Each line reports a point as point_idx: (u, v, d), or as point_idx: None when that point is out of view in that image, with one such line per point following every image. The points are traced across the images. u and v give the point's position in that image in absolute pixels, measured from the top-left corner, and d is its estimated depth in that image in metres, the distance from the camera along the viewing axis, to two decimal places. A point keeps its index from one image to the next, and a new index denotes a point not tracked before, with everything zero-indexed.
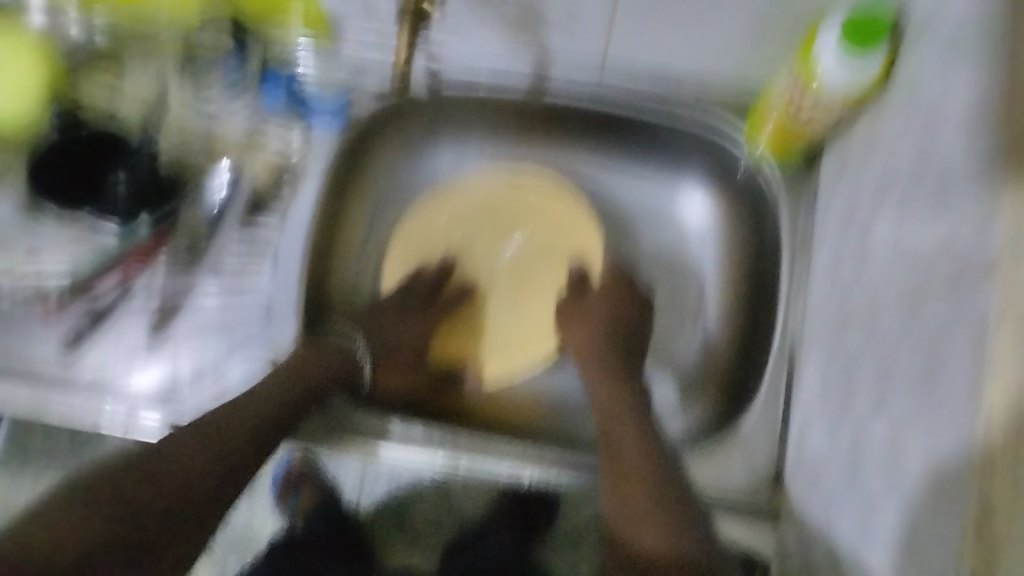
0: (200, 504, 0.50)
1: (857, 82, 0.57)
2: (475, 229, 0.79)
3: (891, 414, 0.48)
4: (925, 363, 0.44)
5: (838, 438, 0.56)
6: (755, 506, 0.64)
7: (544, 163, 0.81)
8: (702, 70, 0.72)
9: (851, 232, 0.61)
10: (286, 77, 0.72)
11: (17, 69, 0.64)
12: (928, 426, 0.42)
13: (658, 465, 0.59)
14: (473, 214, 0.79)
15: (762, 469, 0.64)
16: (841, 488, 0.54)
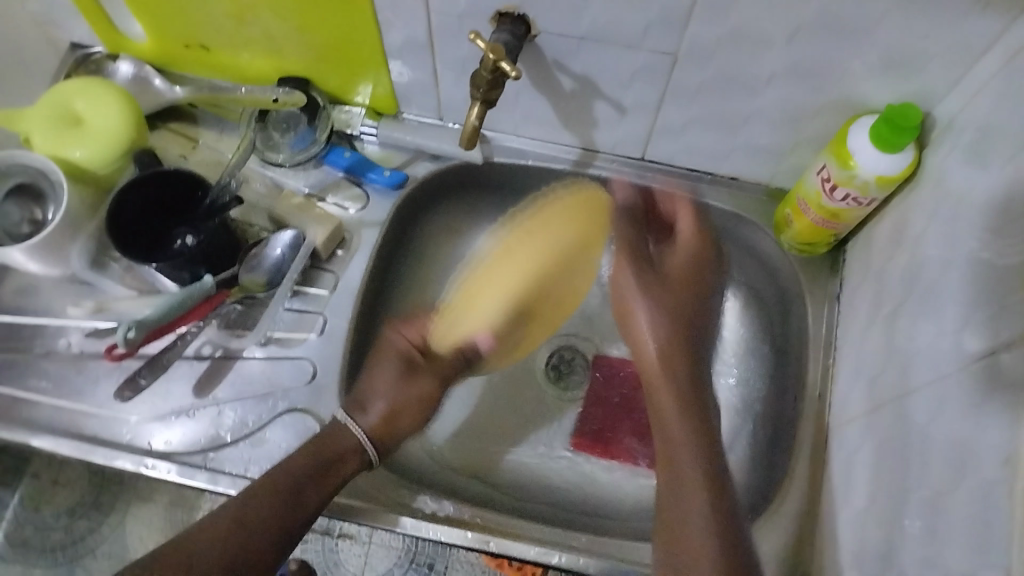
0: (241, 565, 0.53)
1: (885, 178, 0.61)
2: (502, 289, 0.72)
3: (935, 497, 0.50)
4: (976, 447, 0.47)
5: (876, 523, 0.57)
6: None
7: None
8: (735, 171, 0.77)
9: (878, 325, 0.64)
10: (349, 150, 0.77)
11: (104, 133, 0.69)
12: (989, 506, 0.44)
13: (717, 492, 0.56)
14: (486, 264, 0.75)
15: (793, 556, 0.65)
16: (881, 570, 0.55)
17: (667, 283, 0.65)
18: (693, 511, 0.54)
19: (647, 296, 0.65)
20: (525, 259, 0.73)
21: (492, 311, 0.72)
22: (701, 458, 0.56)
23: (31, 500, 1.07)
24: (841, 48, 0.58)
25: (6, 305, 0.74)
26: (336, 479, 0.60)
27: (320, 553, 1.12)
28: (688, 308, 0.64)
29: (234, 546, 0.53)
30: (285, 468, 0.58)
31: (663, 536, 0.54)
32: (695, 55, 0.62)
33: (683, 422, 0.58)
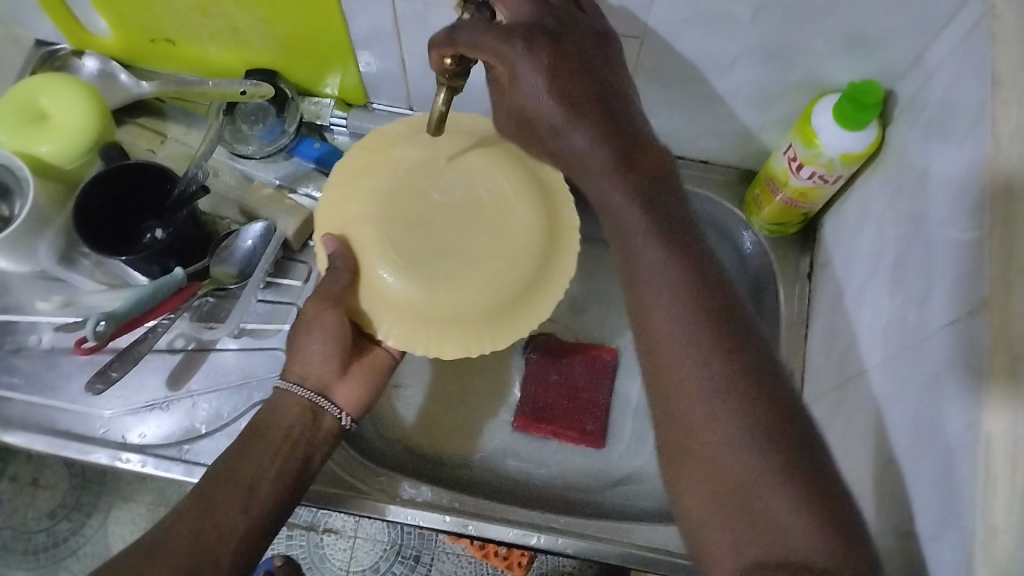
0: (219, 545, 0.52)
1: (848, 155, 0.62)
2: (390, 193, 0.58)
3: (903, 456, 0.51)
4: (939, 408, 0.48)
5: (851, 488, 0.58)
6: None
7: None
8: (704, 153, 0.77)
9: (848, 299, 0.66)
10: (319, 141, 0.77)
11: (70, 126, 0.68)
12: (947, 457, 0.45)
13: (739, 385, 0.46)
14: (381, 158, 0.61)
15: None
16: None
17: (556, 38, 0.54)
18: (661, 271, 0.52)
19: (531, 54, 0.53)
20: (406, 164, 0.60)
21: (388, 218, 0.58)
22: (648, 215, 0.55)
23: (11, 502, 1.06)
24: (802, 27, 0.59)
25: None
26: (281, 435, 0.57)
27: (306, 549, 1.13)
28: (574, 86, 0.55)
29: (190, 530, 0.51)
30: (234, 452, 0.57)
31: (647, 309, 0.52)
32: (660, 36, 0.62)
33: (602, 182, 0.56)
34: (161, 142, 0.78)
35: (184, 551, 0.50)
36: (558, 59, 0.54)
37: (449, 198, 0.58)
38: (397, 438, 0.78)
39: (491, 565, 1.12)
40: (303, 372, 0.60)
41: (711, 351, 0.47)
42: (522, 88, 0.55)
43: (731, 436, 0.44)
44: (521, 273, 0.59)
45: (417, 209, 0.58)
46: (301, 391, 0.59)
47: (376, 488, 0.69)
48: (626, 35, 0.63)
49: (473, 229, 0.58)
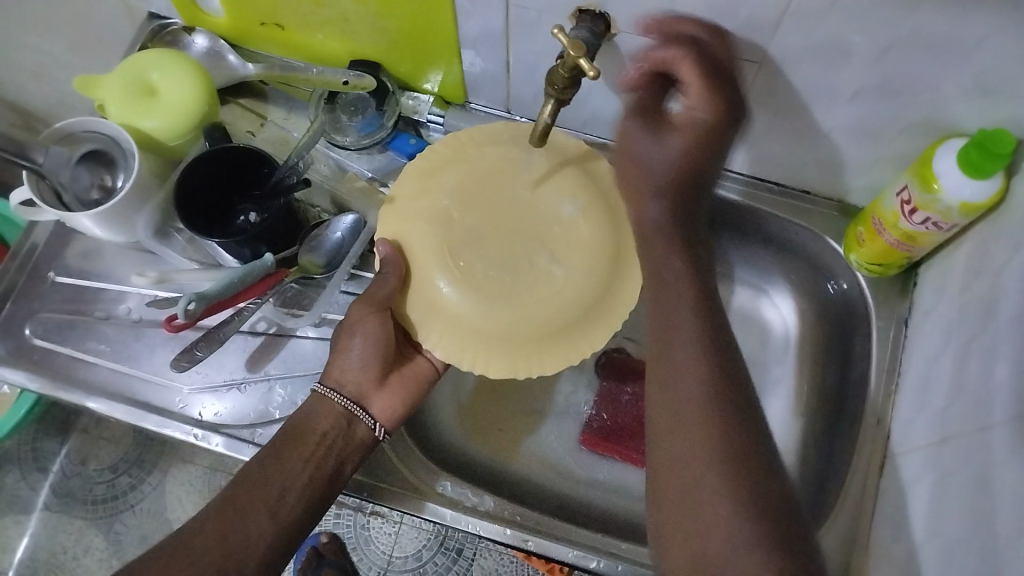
0: (244, 553, 0.52)
1: (969, 205, 0.59)
2: (456, 203, 0.57)
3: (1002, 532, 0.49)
4: None
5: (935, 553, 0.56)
6: None
7: None
8: (807, 183, 0.74)
9: (951, 353, 0.63)
10: (416, 138, 0.77)
11: (177, 105, 0.69)
12: None
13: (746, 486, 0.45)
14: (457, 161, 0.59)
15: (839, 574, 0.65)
16: None
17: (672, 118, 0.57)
18: (695, 367, 0.51)
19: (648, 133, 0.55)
20: (480, 171, 0.58)
21: (450, 228, 0.56)
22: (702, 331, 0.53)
23: (78, 452, 1.09)
24: (935, 68, 0.56)
25: (70, 267, 0.75)
26: (314, 441, 0.58)
27: (351, 530, 1.14)
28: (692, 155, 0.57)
29: (217, 532, 0.53)
30: (268, 454, 0.57)
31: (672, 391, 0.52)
32: (779, 63, 0.60)
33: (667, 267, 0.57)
34: (261, 125, 0.79)
35: (209, 557, 0.51)
36: (707, 129, 0.56)
37: (515, 216, 0.56)
38: (463, 443, 0.78)
39: (532, 567, 1.12)
40: (342, 377, 0.61)
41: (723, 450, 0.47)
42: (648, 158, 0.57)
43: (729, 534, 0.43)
44: (581, 304, 0.56)
45: (482, 222, 0.56)
46: (337, 395, 0.60)
47: (438, 491, 0.69)
48: (745, 58, 0.60)
49: (535, 253, 0.55)
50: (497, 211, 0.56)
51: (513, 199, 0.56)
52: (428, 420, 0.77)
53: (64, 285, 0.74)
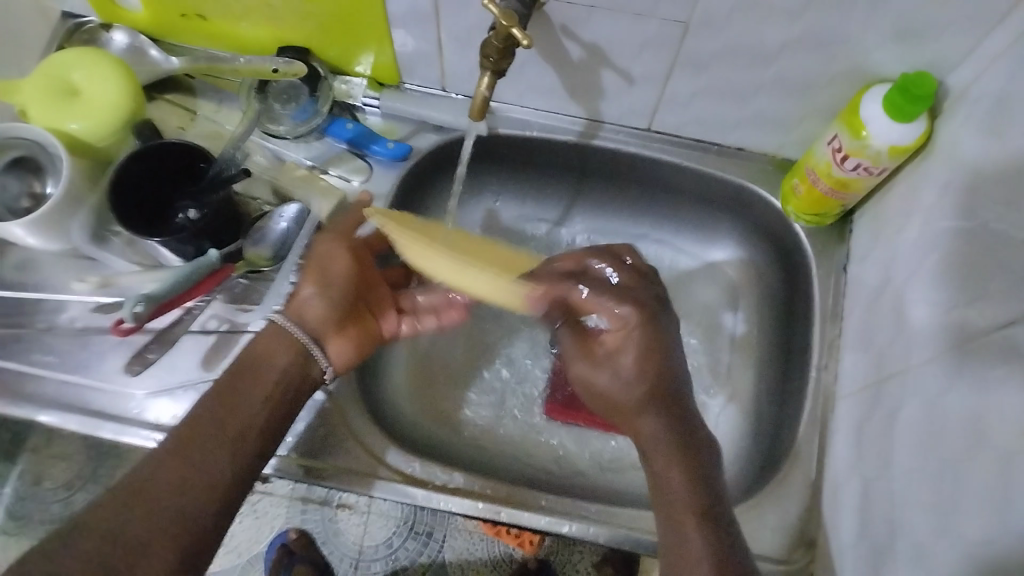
0: (201, 496, 0.51)
1: (897, 147, 0.61)
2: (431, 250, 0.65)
3: (959, 451, 0.51)
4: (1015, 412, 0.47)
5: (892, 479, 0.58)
6: (797, 532, 0.66)
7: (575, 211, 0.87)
8: (741, 141, 0.76)
9: (890, 290, 0.65)
10: (352, 122, 0.76)
11: (102, 104, 0.67)
12: None
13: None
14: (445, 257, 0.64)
15: (803, 509, 0.67)
16: (896, 520, 0.56)
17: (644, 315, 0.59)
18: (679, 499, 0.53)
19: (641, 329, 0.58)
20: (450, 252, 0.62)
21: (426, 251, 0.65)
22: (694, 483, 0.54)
23: (29, 474, 1.08)
24: (858, 18, 0.57)
25: (7, 280, 0.73)
26: (271, 381, 0.58)
27: (319, 524, 1.14)
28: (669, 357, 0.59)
29: (174, 476, 0.50)
30: (225, 392, 0.56)
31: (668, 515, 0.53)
32: (708, 23, 0.61)
33: (656, 437, 0.57)
34: (191, 119, 0.77)
35: (164, 500, 0.49)
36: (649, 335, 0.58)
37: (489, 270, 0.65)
38: (429, 424, 0.79)
39: (503, 543, 1.13)
40: (303, 313, 0.62)
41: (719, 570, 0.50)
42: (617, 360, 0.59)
43: None
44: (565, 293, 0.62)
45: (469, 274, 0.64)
46: (303, 333, 0.61)
47: (405, 474, 0.69)
48: (673, 21, 0.61)
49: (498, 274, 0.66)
50: (461, 281, 0.64)
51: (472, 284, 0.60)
52: (388, 404, 0.77)
53: (2, 299, 0.72)
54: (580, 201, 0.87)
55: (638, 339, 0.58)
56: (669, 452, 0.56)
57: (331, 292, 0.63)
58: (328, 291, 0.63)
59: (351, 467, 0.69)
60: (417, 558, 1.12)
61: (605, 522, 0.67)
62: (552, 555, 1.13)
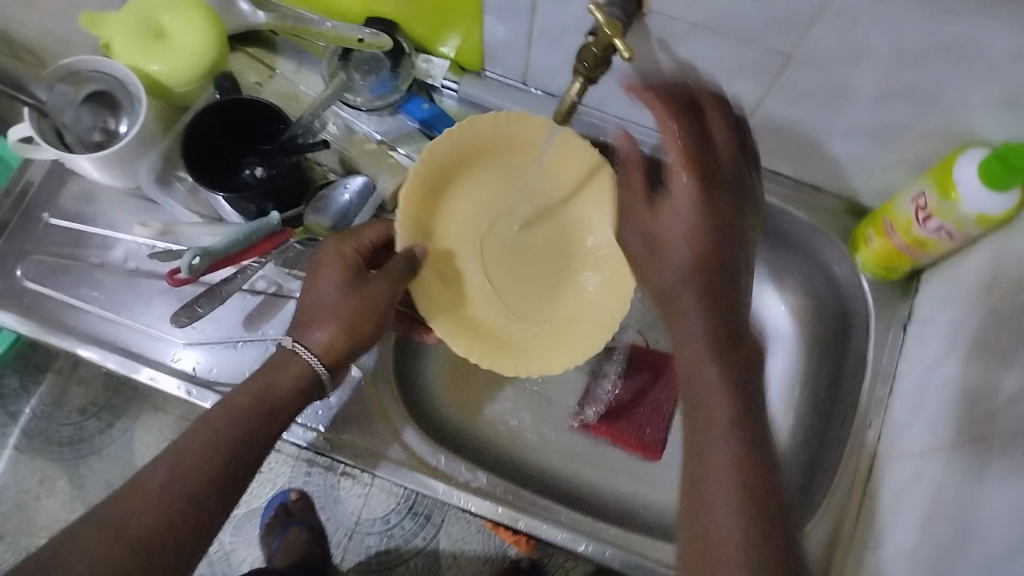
0: (187, 532, 0.50)
1: (986, 215, 0.59)
2: (471, 232, 0.70)
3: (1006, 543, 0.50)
4: None
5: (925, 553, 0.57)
6: None
7: None
8: (817, 181, 0.75)
9: (950, 358, 0.64)
10: (429, 102, 0.76)
11: (189, 50, 0.67)
12: None
13: (753, 470, 0.45)
14: (494, 255, 0.71)
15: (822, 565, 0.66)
16: None
17: (711, 178, 0.52)
18: (710, 402, 0.47)
19: (689, 205, 0.51)
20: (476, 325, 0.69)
21: (454, 204, 0.70)
22: (748, 440, 0.46)
23: (50, 395, 1.12)
24: (967, 79, 0.55)
25: (65, 209, 0.73)
26: (278, 415, 0.56)
27: (321, 488, 1.14)
28: (719, 236, 0.51)
29: (164, 510, 0.49)
30: (226, 418, 0.54)
31: (696, 454, 0.47)
32: (810, 59, 0.59)
33: (694, 360, 0.48)
34: (269, 76, 0.77)
35: (148, 538, 0.48)
36: (700, 205, 0.51)
37: (545, 245, 0.72)
38: (456, 416, 0.78)
39: (500, 537, 1.13)
40: (329, 345, 0.59)
41: (744, 467, 0.45)
42: (660, 249, 0.53)
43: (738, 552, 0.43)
44: (565, 164, 0.71)
45: (495, 227, 0.71)
46: (321, 365, 0.58)
47: (429, 466, 0.69)
48: (776, 52, 0.60)
49: (525, 191, 0.72)
50: (493, 213, 0.71)
51: (541, 260, 0.71)
52: (417, 390, 0.77)
53: (58, 227, 0.72)
54: None
55: (676, 211, 0.52)
56: (710, 352, 0.48)
57: (353, 331, 0.59)
58: (345, 327, 0.59)
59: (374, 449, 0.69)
60: (411, 538, 1.12)
61: (621, 549, 0.66)
62: (547, 557, 1.12)
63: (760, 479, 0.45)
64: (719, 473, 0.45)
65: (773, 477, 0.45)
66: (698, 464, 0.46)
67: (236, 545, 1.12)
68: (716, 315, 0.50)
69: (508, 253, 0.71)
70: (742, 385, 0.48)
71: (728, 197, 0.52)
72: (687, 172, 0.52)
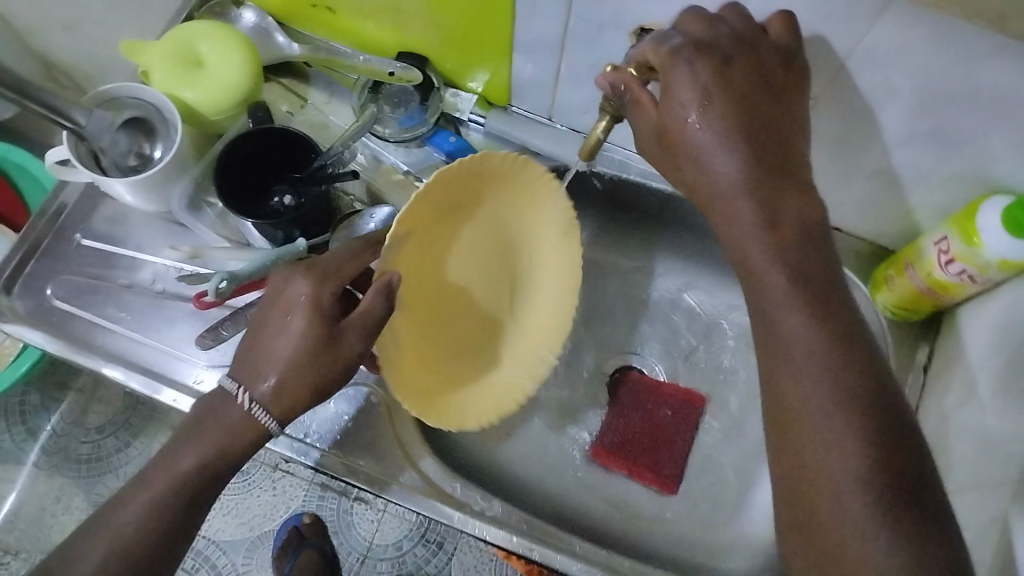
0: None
1: (1008, 262, 0.59)
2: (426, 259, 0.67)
3: None
4: None
5: None
6: None
7: (656, 258, 0.86)
8: (839, 221, 0.75)
9: (971, 403, 0.63)
10: (455, 136, 0.76)
11: (222, 79, 0.68)
12: None
13: (861, 370, 0.47)
14: (447, 277, 0.69)
15: None
16: None
17: (726, 67, 0.51)
18: (796, 331, 0.49)
19: (709, 114, 0.50)
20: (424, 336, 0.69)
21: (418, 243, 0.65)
22: (841, 398, 0.46)
23: (72, 412, 1.13)
24: (990, 126, 0.56)
25: (97, 230, 0.74)
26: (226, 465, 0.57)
27: (335, 513, 1.14)
28: (757, 154, 0.51)
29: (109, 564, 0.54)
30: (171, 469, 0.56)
31: (789, 380, 0.48)
32: (832, 100, 0.60)
33: (771, 279, 0.50)
34: (300, 105, 0.78)
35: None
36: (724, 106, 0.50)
37: (490, 270, 0.72)
38: (473, 445, 0.79)
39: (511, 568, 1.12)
40: (282, 405, 0.56)
41: (843, 380, 0.47)
42: (698, 165, 0.52)
43: (849, 470, 0.45)
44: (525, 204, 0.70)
45: (447, 250, 0.68)
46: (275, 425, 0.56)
47: (445, 493, 0.69)
48: None
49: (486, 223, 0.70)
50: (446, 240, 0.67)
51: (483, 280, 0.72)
52: None
53: (89, 248, 0.74)
54: (661, 248, 0.86)
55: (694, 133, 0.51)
56: (784, 273, 0.50)
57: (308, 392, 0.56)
58: (300, 390, 0.55)
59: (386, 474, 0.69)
60: (423, 566, 1.12)
61: None
62: None
63: (867, 390, 0.47)
64: (826, 391, 0.47)
65: (877, 367, 0.48)
66: (793, 396, 0.48)
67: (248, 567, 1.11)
68: (780, 239, 0.50)
69: (456, 274, 0.70)
70: (829, 332, 0.48)
71: (765, 103, 0.51)
72: (706, 97, 0.50)
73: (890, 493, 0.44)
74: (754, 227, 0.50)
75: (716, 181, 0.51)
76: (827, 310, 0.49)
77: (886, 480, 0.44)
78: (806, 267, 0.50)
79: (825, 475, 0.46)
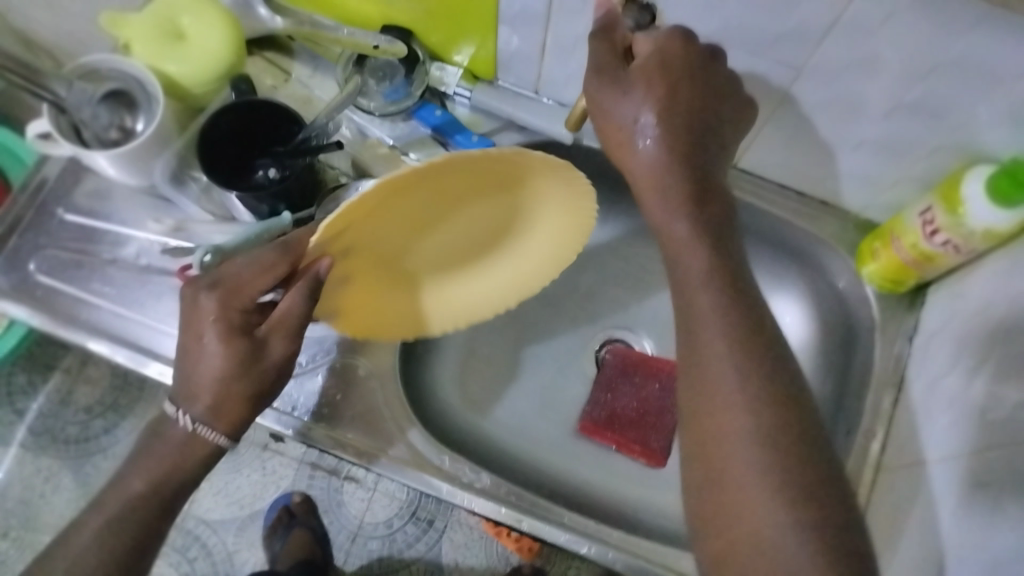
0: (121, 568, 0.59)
1: (994, 228, 0.59)
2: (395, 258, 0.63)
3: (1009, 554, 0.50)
4: None
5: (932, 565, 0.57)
6: None
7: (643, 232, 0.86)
8: (825, 194, 0.75)
9: (955, 371, 0.64)
10: (441, 109, 0.77)
11: (204, 52, 0.68)
12: None
13: (768, 350, 0.50)
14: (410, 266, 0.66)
15: None
16: None
17: (693, 67, 0.55)
18: (707, 310, 0.51)
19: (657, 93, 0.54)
20: (382, 285, 0.66)
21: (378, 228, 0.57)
22: (752, 380, 0.48)
23: (58, 393, 1.13)
24: (976, 95, 0.55)
25: (79, 206, 0.74)
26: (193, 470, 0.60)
27: (324, 491, 1.14)
28: (691, 159, 0.54)
29: (97, 557, 0.58)
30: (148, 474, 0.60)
31: (696, 352, 0.50)
32: (817, 72, 0.60)
33: (685, 259, 0.53)
34: (284, 80, 0.78)
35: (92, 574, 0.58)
36: (678, 95, 0.54)
37: (458, 266, 0.68)
38: (460, 420, 0.79)
39: (500, 545, 1.12)
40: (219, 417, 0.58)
41: (748, 359, 0.49)
42: (631, 141, 0.55)
43: (752, 450, 0.46)
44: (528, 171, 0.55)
45: (422, 248, 0.63)
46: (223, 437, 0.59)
47: (432, 464, 0.69)
48: (786, 64, 0.60)
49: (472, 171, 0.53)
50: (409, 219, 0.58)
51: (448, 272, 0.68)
52: (423, 393, 0.78)
53: (72, 223, 0.73)
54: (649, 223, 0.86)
55: (635, 106, 0.54)
56: (702, 253, 0.52)
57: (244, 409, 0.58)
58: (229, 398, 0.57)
59: (371, 448, 0.69)
60: (413, 543, 1.12)
61: (623, 553, 0.67)
62: (547, 565, 1.12)
63: (775, 373, 0.49)
64: (735, 371, 0.49)
65: (783, 348, 0.50)
66: (700, 374, 0.50)
67: (238, 545, 1.12)
68: (700, 228, 0.53)
69: (426, 260, 0.66)
70: (743, 316, 0.50)
71: (710, 108, 0.55)
72: (657, 86, 0.54)
73: (789, 475, 0.45)
74: (676, 206, 0.53)
75: (641, 157, 0.55)
76: (738, 292, 0.52)
77: (786, 464, 0.45)
78: (724, 262, 0.52)
79: (724, 457, 0.47)
